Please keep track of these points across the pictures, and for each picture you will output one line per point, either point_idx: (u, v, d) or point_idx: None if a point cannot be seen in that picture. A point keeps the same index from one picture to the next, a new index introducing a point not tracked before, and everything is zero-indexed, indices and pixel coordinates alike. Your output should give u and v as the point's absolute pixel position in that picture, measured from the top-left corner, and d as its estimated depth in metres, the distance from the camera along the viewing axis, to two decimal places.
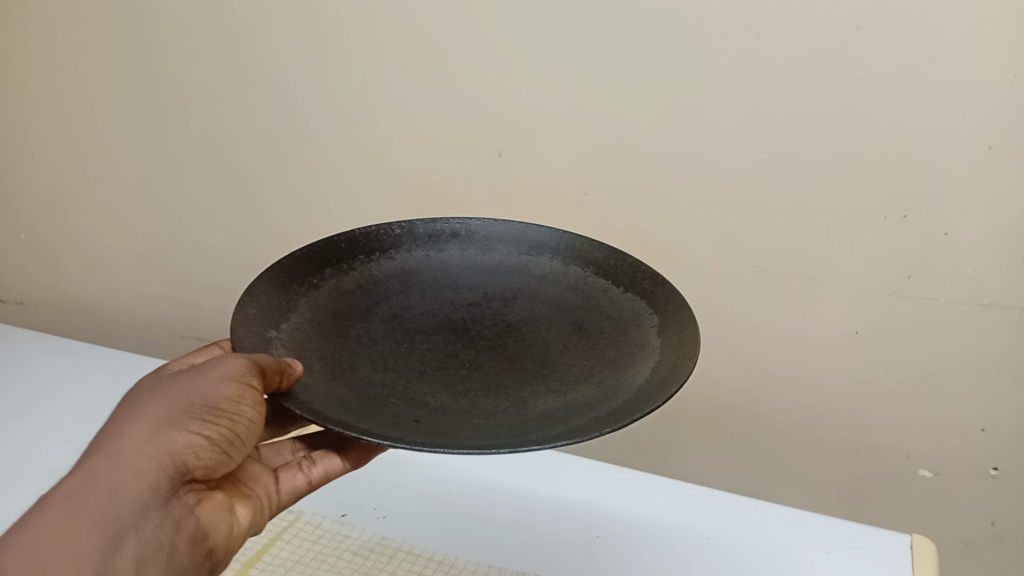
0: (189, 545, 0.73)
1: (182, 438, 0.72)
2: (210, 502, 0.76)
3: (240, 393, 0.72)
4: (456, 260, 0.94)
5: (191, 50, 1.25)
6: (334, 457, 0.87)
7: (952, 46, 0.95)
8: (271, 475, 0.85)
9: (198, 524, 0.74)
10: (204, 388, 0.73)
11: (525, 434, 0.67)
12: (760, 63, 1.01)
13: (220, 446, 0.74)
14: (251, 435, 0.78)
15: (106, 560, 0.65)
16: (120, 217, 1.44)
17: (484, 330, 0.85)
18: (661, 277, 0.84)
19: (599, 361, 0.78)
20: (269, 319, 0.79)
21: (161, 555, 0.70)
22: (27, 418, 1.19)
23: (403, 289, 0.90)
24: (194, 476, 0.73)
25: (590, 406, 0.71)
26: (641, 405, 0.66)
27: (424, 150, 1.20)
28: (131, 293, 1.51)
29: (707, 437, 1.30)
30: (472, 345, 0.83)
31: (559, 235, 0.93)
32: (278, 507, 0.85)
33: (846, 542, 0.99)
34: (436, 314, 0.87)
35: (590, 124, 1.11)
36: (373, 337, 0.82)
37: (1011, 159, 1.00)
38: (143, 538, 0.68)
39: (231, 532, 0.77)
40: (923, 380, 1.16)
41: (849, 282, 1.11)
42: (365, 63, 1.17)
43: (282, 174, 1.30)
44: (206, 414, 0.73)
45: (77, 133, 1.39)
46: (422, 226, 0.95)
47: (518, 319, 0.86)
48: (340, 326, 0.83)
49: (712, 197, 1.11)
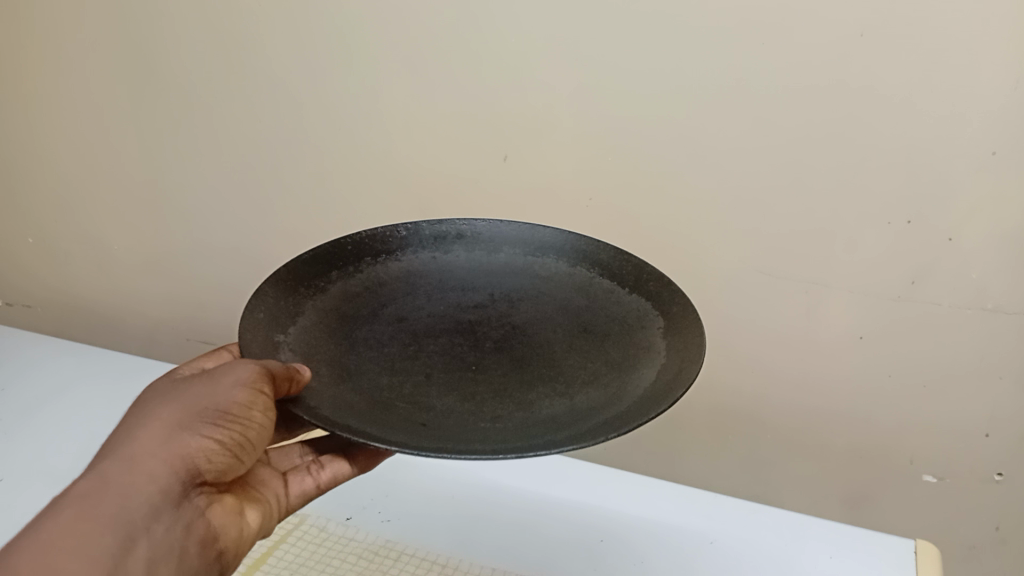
0: (199, 548, 0.73)
1: (194, 442, 0.72)
2: (220, 505, 0.76)
3: (251, 398, 0.72)
4: (462, 261, 0.94)
5: (196, 54, 1.26)
6: (342, 460, 0.88)
7: (955, 50, 0.95)
8: (280, 480, 0.86)
9: (208, 527, 0.74)
10: (217, 392, 0.73)
11: (530, 439, 0.67)
12: (763, 67, 1.02)
13: (232, 451, 0.74)
14: (262, 440, 0.77)
15: (117, 561, 0.65)
16: (126, 219, 1.45)
17: (491, 332, 0.85)
18: (666, 279, 0.84)
19: (605, 363, 0.79)
20: (276, 323, 0.80)
21: (172, 556, 0.70)
22: (34, 418, 1.19)
23: (409, 291, 0.90)
24: (205, 479, 0.74)
25: (595, 410, 0.71)
26: (646, 409, 0.66)
27: (429, 154, 1.21)
28: (138, 295, 1.52)
29: (710, 440, 1.30)
30: (478, 346, 0.83)
31: (564, 236, 0.93)
32: (286, 511, 0.85)
33: (848, 544, 0.99)
34: (442, 316, 0.87)
35: (593, 128, 1.11)
36: (380, 340, 0.82)
37: (1014, 163, 1.00)
38: (154, 540, 0.68)
39: (241, 535, 0.77)
40: (927, 384, 1.16)
41: (852, 286, 1.12)
42: (369, 67, 1.18)
43: (287, 177, 1.30)
44: (218, 419, 0.73)
45: (85, 137, 1.40)
46: (427, 227, 0.95)
47: (524, 321, 0.87)
48: (347, 329, 0.83)
49: (716, 201, 1.11)
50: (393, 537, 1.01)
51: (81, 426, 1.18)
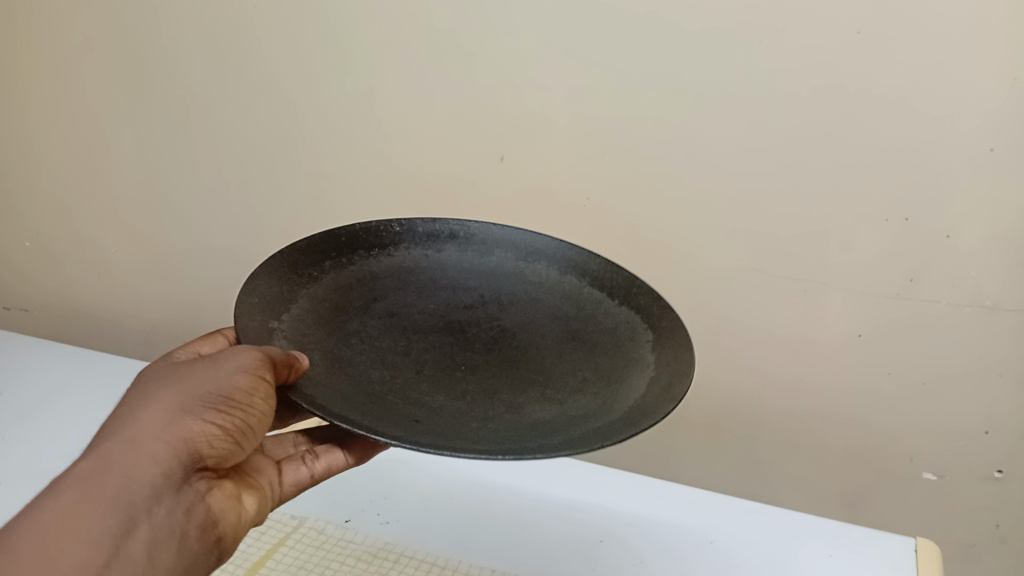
0: (199, 532, 0.72)
1: (196, 427, 0.71)
2: (219, 490, 0.76)
3: (254, 385, 0.72)
4: (454, 261, 0.94)
5: (192, 55, 1.25)
6: (337, 450, 0.87)
7: (952, 47, 0.95)
8: (275, 467, 0.85)
9: (208, 511, 0.73)
10: (221, 377, 0.73)
11: (521, 442, 0.67)
12: (761, 65, 1.01)
13: (233, 437, 0.74)
14: (262, 426, 0.77)
15: (118, 543, 0.64)
16: (122, 221, 1.44)
17: (480, 334, 0.85)
18: (657, 294, 0.84)
19: (593, 373, 0.79)
20: (270, 308, 0.79)
21: (172, 540, 0.69)
22: (31, 422, 1.19)
23: (402, 288, 0.90)
24: (206, 463, 0.73)
25: (585, 417, 0.71)
26: (636, 421, 0.66)
27: (425, 154, 1.21)
28: (134, 298, 1.51)
29: (708, 440, 1.30)
30: (468, 347, 0.83)
31: (557, 243, 0.93)
32: (280, 499, 0.84)
33: (845, 545, 0.99)
34: (433, 315, 0.87)
35: (590, 127, 1.11)
36: (371, 334, 0.82)
37: (1011, 160, 1.00)
38: (154, 523, 0.68)
39: (239, 521, 0.77)
40: (926, 382, 1.16)
41: (850, 285, 1.11)
42: (365, 67, 1.17)
43: (283, 178, 1.30)
44: (220, 404, 0.72)
45: (80, 137, 1.39)
46: (422, 224, 0.95)
47: (514, 326, 0.86)
48: (339, 320, 0.83)
49: (714, 200, 1.11)
50: (391, 539, 1.00)
51: (78, 430, 1.17)
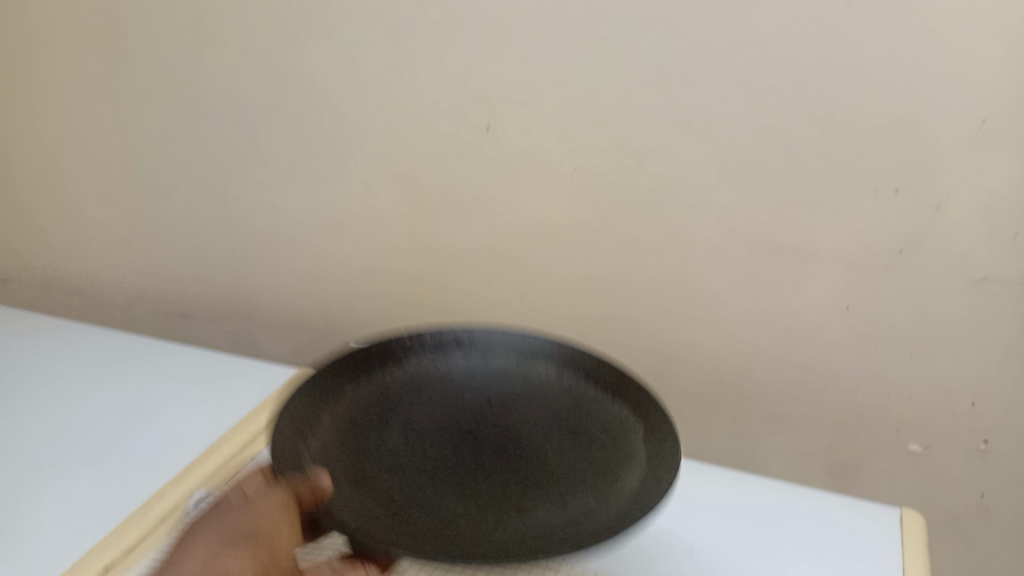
0: None
1: None
2: None
3: None
4: (462, 368, 1.02)
5: (177, 23, 1.24)
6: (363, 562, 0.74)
7: (943, 15, 0.94)
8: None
9: None
10: None
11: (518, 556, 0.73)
12: (752, 33, 1.01)
13: None
14: None
15: None
16: (105, 190, 1.43)
17: (487, 437, 0.93)
18: (645, 391, 0.93)
19: (591, 468, 0.87)
20: (299, 430, 0.87)
21: None
22: (24, 416, 1.11)
23: (415, 396, 0.98)
24: None
25: (585, 519, 0.79)
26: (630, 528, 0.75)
27: (413, 125, 1.19)
28: (118, 268, 1.50)
29: (694, 410, 1.30)
30: (478, 452, 0.91)
31: (551, 343, 1.01)
32: None
33: (844, 528, 0.97)
34: (444, 423, 0.95)
35: (579, 97, 1.10)
36: (389, 446, 0.90)
37: (1003, 131, 0.98)
38: None
39: None
40: (913, 355, 1.15)
41: (838, 255, 1.11)
42: (351, 34, 1.16)
43: (269, 148, 1.29)
44: None
45: (64, 105, 1.38)
46: (431, 336, 1.03)
47: (518, 425, 0.95)
48: (360, 436, 0.91)
49: (703, 170, 1.10)
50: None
51: (77, 424, 1.10)
